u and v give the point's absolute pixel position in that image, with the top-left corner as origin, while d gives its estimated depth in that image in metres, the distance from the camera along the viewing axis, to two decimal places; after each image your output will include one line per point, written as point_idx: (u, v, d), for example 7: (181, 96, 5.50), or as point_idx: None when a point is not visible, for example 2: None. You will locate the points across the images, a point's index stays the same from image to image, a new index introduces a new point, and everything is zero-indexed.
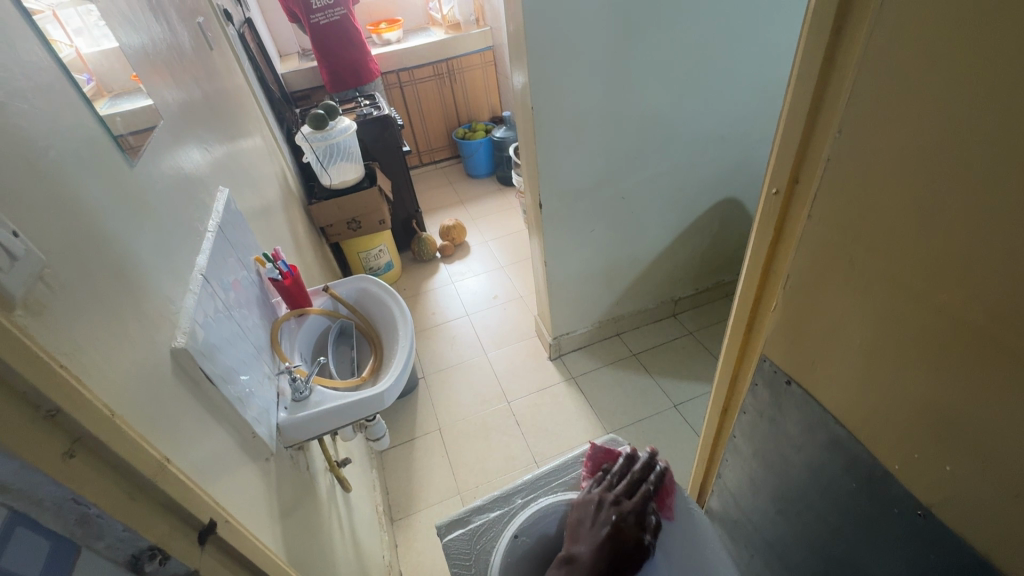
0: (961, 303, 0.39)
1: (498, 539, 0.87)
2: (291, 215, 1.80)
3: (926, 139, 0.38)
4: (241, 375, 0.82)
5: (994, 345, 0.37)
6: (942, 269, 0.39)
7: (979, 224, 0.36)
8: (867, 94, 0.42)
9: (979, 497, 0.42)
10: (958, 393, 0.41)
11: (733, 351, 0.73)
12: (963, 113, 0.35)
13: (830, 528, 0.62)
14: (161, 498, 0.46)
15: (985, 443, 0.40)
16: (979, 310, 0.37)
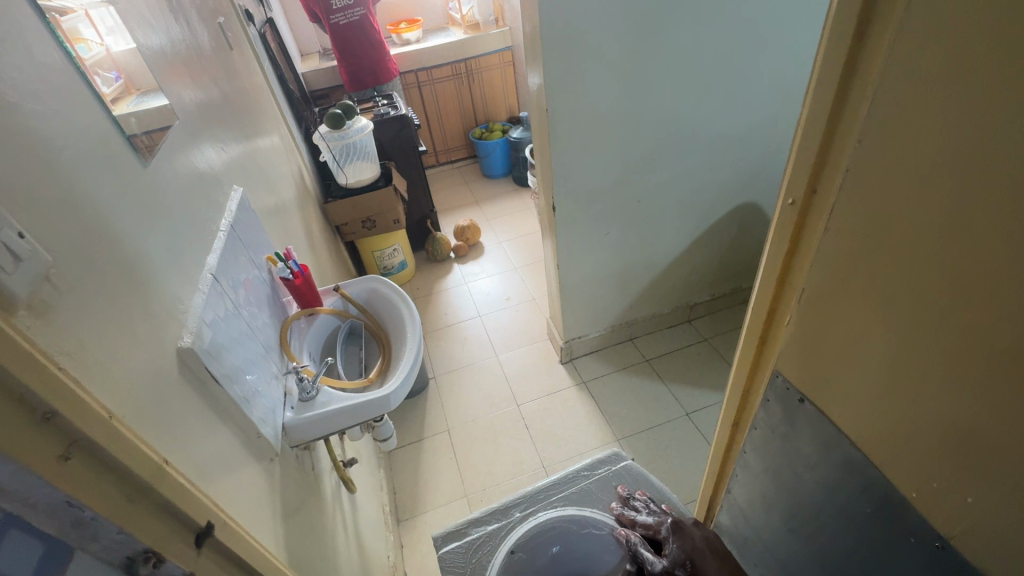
0: (987, 324, 0.36)
1: (494, 553, 0.88)
2: (307, 214, 1.81)
3: (951, 150, 0.36)
4: (248, 375, 0.82)
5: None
6: (967, 288, 0.37)
7: (1007, 240, 0.34)
8: (889, 102, 0.40)
9: (1005, 531, 0.40)
10: (983, 419, 0.39)
11: (745, 365, 0.71)
12: (992, 123, 0.33)
13: (842, 553, 0.59)
14: (158, 500, 0.46)
15: (1008, 474, 0.38)
16: (1007, 333, 0.35)
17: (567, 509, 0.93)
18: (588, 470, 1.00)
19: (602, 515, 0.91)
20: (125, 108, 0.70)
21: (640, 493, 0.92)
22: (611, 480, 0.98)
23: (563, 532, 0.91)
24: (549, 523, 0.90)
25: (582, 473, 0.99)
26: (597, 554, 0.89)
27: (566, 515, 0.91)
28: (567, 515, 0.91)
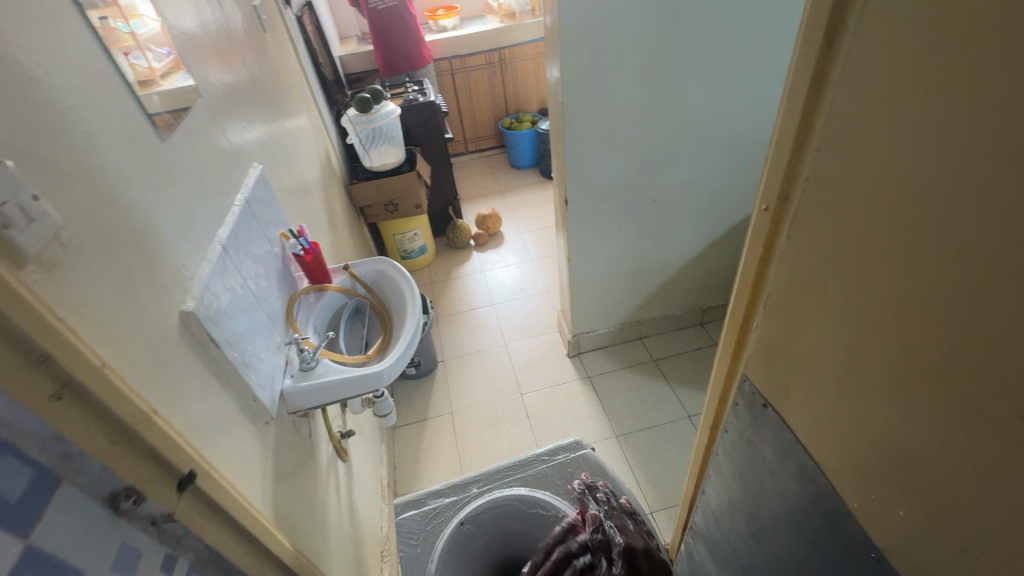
0: (926, 342, 0.37)
1: (445, 524, 0.91)
2: (330, 194, 1.87)
3: (898, 166, 0.37)
4: (250, 342, 0.88)
5: (955, 389, 0.35)
6: (907, 304, 0.38)
7: (944, 259, 0.34)
8: (849, 114, 0.40)
9: (929, 545, 0.41)
10: (918, 435, 0.39)
11: (721, 368, 0.71)
12: (935, 140, 0.33)
13: (795, 560, 0.59)
14: (143, 446, 0.51)
15: (938, 490, 0.38)
16: (940, 349, 0.36)
17: (520, 491, 0.95)
18: (548, 455, 1.02)
19: (551, 499, 0.93)
20: (173, 82, 0.85)
21: (604, 484, 0.94)
22: (569, 468, 0.99)
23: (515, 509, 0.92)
24: (498, 502, 0.92)
25: (542, 456, 1.01)
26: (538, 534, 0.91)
27: (515, 497, 0.93)
28: (519, 495, 0.94)
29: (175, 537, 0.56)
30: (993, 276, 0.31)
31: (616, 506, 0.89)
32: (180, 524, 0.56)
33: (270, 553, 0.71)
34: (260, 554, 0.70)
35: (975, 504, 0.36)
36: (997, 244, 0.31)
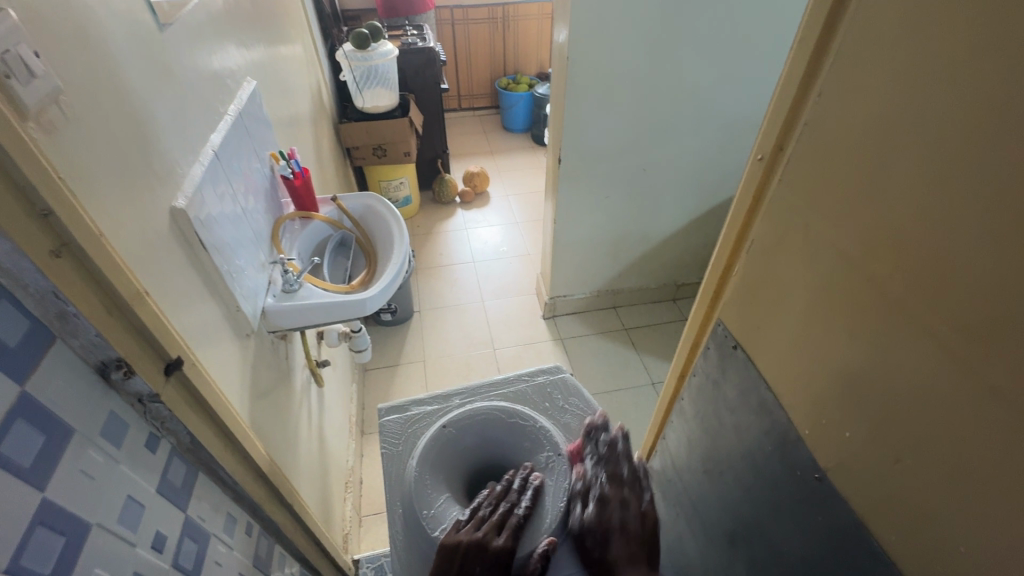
0: (890, 277, 0.43)
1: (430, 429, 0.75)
2: (320, 129, 1.82)
3: (894, 116, 0.41)
4: (236, 253, 0.87)
5: (909, 318, 0.41)
6: (880, 244, 0.44)
7: (918, 202, 0.40)
8: (855, 64, 0.44)
9: (863, 460, 0.48)
10: (871, 361, 0.46)
11: (695, 318, 0.77)
12: (930, 92, 0.38)
13: (742, 488, 0.66)
14: (135, 321, 0.52)
15: (881, 411, 0.45)
16: (902, 283, 0.42)
17: (498, 402, 0.77)
18: (527, 375, 0.83)
19: (531, 412, 0.76)
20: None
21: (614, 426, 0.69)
22: (550, 391, 0.81)
23: (489, 429, 0.74)
24: (474, 411, 0.74)
25: (522, 376, 0.83)
26: (512, 450, 0.73)
27: (494, 405, 0.75)
28: (500, 405, 0.75)
29: (160, 418, 0.57)
30: (958, 216, 0.37)
31: (616, 454, 0.66)
32: (166, 407, 0.56)
33: (248, 456, 0.73)
34: (239, 455, 0.72)
35: (908, 420, 0.43)
36: (966, 187, 0.36)
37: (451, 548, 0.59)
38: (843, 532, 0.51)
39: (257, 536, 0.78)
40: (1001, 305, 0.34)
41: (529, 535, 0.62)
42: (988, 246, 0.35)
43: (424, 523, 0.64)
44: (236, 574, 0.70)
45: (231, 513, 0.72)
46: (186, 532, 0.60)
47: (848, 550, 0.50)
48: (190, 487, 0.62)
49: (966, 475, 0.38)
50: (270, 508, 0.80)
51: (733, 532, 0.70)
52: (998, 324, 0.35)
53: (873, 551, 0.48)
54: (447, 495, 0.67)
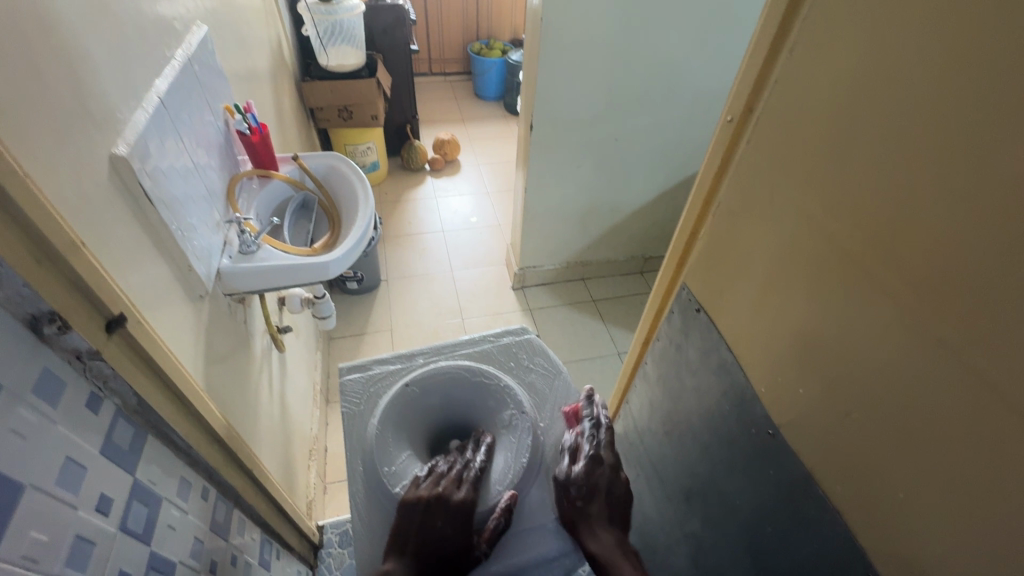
0: (846, 231, 0.47)
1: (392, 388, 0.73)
2: (280, 86, 1.72)
3: (854, 79, 0.45)
4: (187, 209, 0.82)
5: (863, 269, 0.46)
6: (838, 201, 0.48)
7: (874, 160, 0.44)
8: (822, 30, 0.48)
9: (812, 414, 0.52)
10: (824, 313, 0.50)
11: (662, 282, 0.80)
12: (888, 56, 0.42)
13: (702, 448, 0.71)
14: (71, 275, 0.48)
15: (829, 363, 0.50)
16: (857, 236, 0.46)
17: (462, 362, 0.76)
18: (493, 335, 0.82)
19: (496, 371, 0.75)
20: None
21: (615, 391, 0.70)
22: (515, 351, 0.80)
23: (454, 387, 0.73)
24: (437, 370, 0.72)
25: (487, 336, 0.82)
26: (476, 407, 0.73)
27: (459, 364, 0.74)
28: (464, 364, 0.74)
29: (102, 376, 0.54)
30: (913, 173, 0.40)
31: None
32: (108, 365, 0.53)
33: (202, 420, 0.70)
34: (193, 418, 0.69)
35: (854, 368, 0.47)
36: (916, 144, 0.40)
37: (412, 504, 0.58)
38: (794, 485, 0.55)
39: (215, 501, 0.76)
40: (944, 254, 0.38)
41: (488, 488, 0.63)
42: (937, 200, 0.39)
43: (385, 480, 0.63)
44: (191, 538, 0.68)
45: (186, 477, 0.69)
46: (135, 495, 0.58)
47: (799, 501, 0.55)
48: (139, 450, 0.60)
49: (898, 416, 0.43)
50: (228, 473, 0.78)
51: (691, 489, 0.74)
52: (940, 272, 0.39)
53: (821, 500, 0.52)
54: (408, 453, 0.67)
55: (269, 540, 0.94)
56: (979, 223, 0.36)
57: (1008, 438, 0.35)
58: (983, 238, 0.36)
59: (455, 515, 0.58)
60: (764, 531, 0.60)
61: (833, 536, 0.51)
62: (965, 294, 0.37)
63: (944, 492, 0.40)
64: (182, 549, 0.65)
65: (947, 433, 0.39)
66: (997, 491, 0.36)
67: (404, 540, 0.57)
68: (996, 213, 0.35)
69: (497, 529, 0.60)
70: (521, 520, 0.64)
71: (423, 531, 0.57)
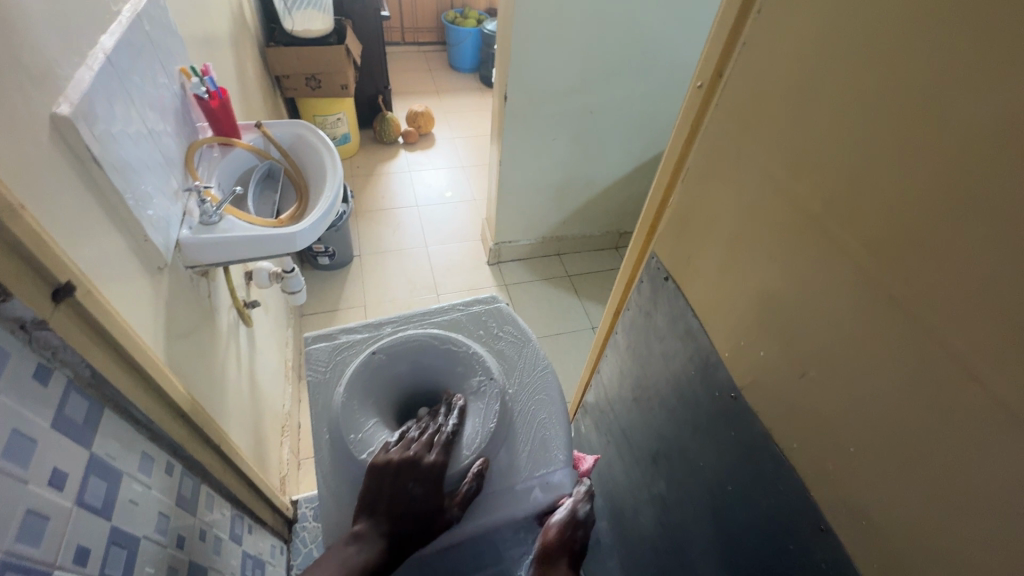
0: (808, 196, 0.48)
1: (359, 355, 0.73)
2: (243, 51, 1.64)
3: (819, 39, 0.45)
4: (141, 176, 0.78)
5: (821, 232, 0.47)
6: (802, 165, 0.48)
7: (837, 121, 0.44)
8: None
9: (772, 375, 0.54)
10: (783, 276, 0.52)
11: (631, 252, 0.81)
12: (854, 16, 0.42)
13: (669, 413, 0.72)
14: (10, 241, 0.46)
15: (788, 325, 0.52)
16: (819, 200, 0.47)
17: (431, 330, 0.75)
18: (462, 304, 0.82)
19: (465, 338, 0.74)
20: None
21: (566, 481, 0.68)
22: (484, 319, 0.80)
23: (422, 355, 0.72)
24: (404, 338, 0.72)
25: (456, 305, 0.81)
26: (445, 375, 0.73)
27: (427, 332, 0.73)
28: (430, 331, 0.74)
29: (49, 347, 0.51)
30: (872, 135, 0.41)
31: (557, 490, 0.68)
32: (56, 335, 0.51)
33: (164, 394, 0.68)
34: (152, 392, 0.67)
35: (810, 329, 0.49)
36: (876, 105, 0.41)
37: (382, 468, 0.58)
38: (753, 444, 0.57)
39: (181, 476, 0.75)
40: (899, 212, 0.40)
41: (458, 452, 0.63)
42: (893, 162, 0.40)
43: (351, 446, 0.62)
44: (156, 513, 0.67)
45: (148, 452, 0.67)
46: (92, 469, 0.56)
47: (757, 459, 0.57)
48: (95, 423, 0.58)
49: (852, 373, 0.45)
50: (192, 447, 0.76)
51: (658, 453, 0.76)
52: (893, 233, 0.40)
53: (778, 458, 0.54)
54: (375, 420, 0.66)
55: (240, 515, 0.94)
56: (929, 184, 0.37)
57: (948, 390, 0.37)
58: (932, 198, 0.37)
59: (425, 476, 0.58)
60: (726, 490, 0.62)
61: (789, 491, 0.53)
62: (914, 254, 0.39)
63: (887, 443, 0.42)
64: (146, 524, 0.64)
65: (892, 388, 0.41)
66: (934, 440, 0.38)
67: (374, 502, 0.58)
68: (946, 173, 0.36)
69: (469, 492, 0.60)
70: (492, 483, 0.64)
71: (393, 492, 0.57)
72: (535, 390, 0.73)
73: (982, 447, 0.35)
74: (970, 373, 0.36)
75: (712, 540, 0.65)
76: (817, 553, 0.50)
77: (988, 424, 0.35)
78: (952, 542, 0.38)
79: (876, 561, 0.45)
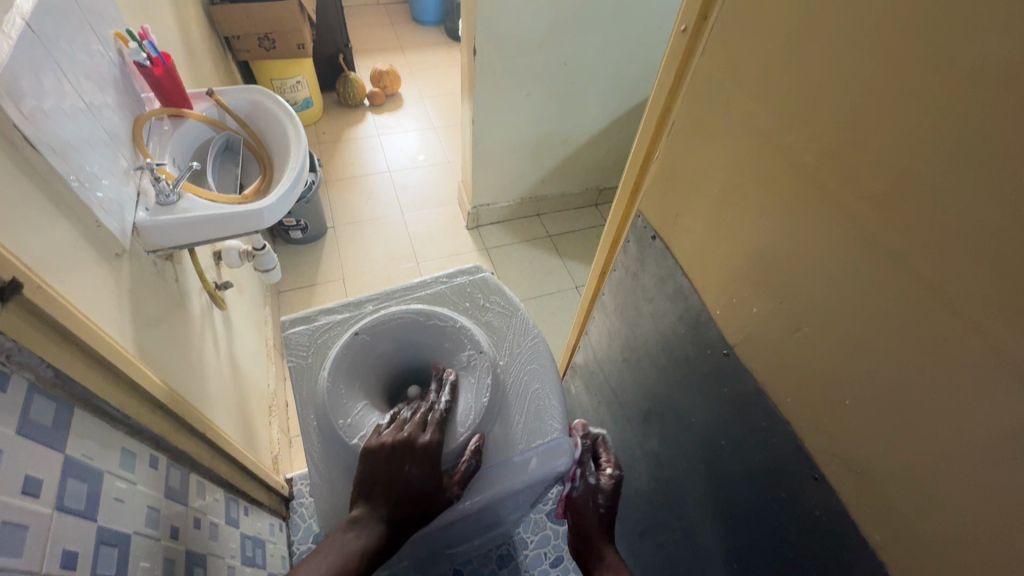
0: (801, 146, 0.46)
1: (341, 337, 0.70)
2: (186, 9, 1.50)
3: None
4: (83, 156, 0.71)
5: (816, 182, 0.45)
6: (795, 114, 0.46)
7: (832, 66, 0.41)
8: None
9: (765, 332, 0.54)
10: (778, 229, 0.50)
11: (616, 212, 0.79)
12: None
13: (660, 372, 0.73)
14: None
15: (782, 279, 0.51)
16: (812, 151, 0.45)
17: (415, 305, 0.73)
18: (445, 277, 0.79)
19: (451, 312, 0.72)
20: None
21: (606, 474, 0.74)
22: (469, 290, 0.78)
23: (407, 332, 0.70)
24: (388, 316, 0.69)
25: (439, 278, 0.79)
26: (432, 350, 0.71)
27: (410, 309, 0.71)
28: (414, 308, 0.71)
29: (3, 351, 0.47)
30: (870, 75, 0.39)
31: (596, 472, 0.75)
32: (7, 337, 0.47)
33: (138, 387, 0.65)
34: (125, 385, 0.64)
35: (805, 282, 0.48)
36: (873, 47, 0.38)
37: (375, 452, 0.57)
38: (746, 399, 0.58)
39: (167, 468, 0.73)
40: (895, 162, 0.38)
41: (452, 430, 0.62)
42: (894, 101, 0.37)
43: (341, 432, 0.61)
44: (145, 507, 0.65)
45: (129, 448, 0.65)
46: (68, 471, 0.53)
47: (751, 414, 0.57)
48: (66, 425, 0.55)
49: (846, 326, 0.45)
50: (176, 438, 0.74)
51: (650, 411, 0.77)
52: (890, 179, 0.39)
53: (772, 412, 0.55)
54: (364, 404, 0.65)
55: (234, 499, 0.93)
56: (932, 126, 0.35)
57: (947, 338, 0.37)
58: (932, 140, 0.35)
59: (419, 459, 0.57)
60: (718, 445, 0.63)
61: (782, 442, 0.54)
62: (915, 200, 0.37)
63: (884, 393, 0.42)
64: (134, 519, 0.62)
65: (887, 337, 0.41)
66: (933, 389, 0.39)
67: (370, 487, 0.56)
68: (950, 112, 0.34)
69: (468, 470, 0.60)
70: (490, 458, 0.63)
71: (389, 477, 0.56)
72: (526, 360, 0.72)
73: (982, 395, 0.35)
74: (970, 325, 0.35)
75: (708, 492, 0.67)
76: (812, 500, 0.51)
77: (987, 372, 0.35)
78: (948, 486, 0.39)
79: (869, 504, 0.46)
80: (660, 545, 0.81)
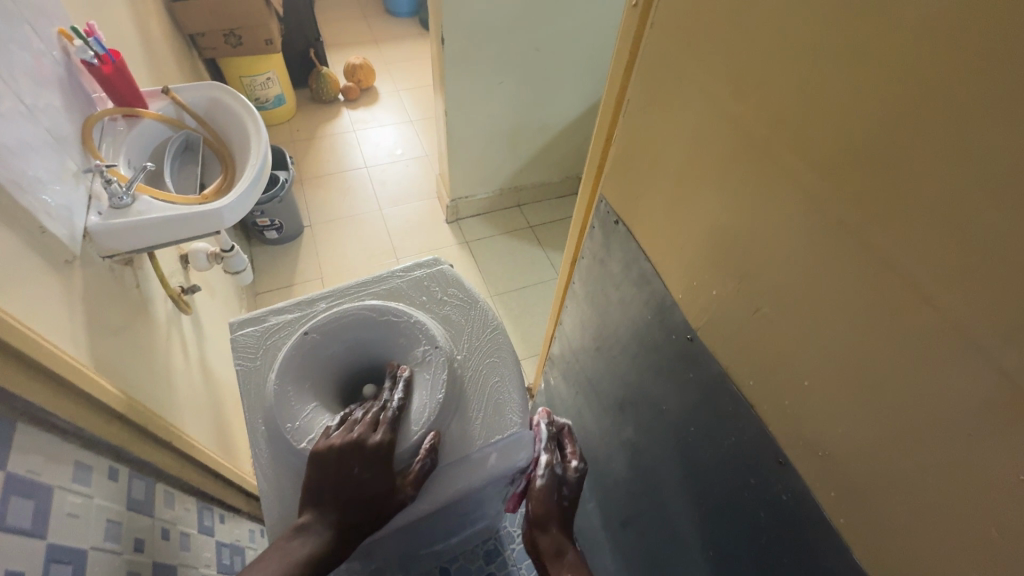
0: (753, 121, 0.44)
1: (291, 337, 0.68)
2: (144, 6, 1.45)
3: None
4: (24, 161, 0.68)
5: (768, 158, 0.44)
6: (745, 88, 0.44)
7: (781, 35, 0.40)
8: None
9: (726, 315, 0.53)
10: (735, 208, 0.49)
11: (581, 198, 0.78)
12: None
13: (630, 359, 0.71)
14: None
15: (743, 260, 0.49)
16: (762, 124, 0.43)
17: (369, 301, 0.70)
18: (402, 270, 0.77)
19: (406, 307, 0.70)
20: None
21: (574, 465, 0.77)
22: (427, 284, 0.76)
23: (360, 330, 0.68)
24: (338, 314, 0.67)
25: (396, 272, 0.77)
26: (388, 347, 0.69)
27: (363, 305, 0.69)
28: (367, 304, 0.69)
29: None
30: (816, 45, 0.37)
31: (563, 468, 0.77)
32: None
33: (90, 398, 0.63)
34: (75, 397, 0.61)
35: (765, 263, 0.47)
36: (822, 14, 0.36)
37: (323, 455, 0.55)
38: (713, 384, 0.57)
39: (129, 479, 0.70)
40: (843, 133, 0.37)
41: (406, 428, 0.60)
42: (839, 71, 0.36)
43: (289, 436, 0.59)
44: (103, 522, 0.63)
45: (83, 461, 0.62)
46: (10, 490, 0.51)
47: (718, 399, 0.56)
48: (7, 442, 0.52)
49: (804, 305, 0.44)
50: (137, 448, 0.72)
51: (624, 399, 0.76)
52: (842, 151, 0.37)
53: (736, 396, 0.54)
54: (314, 406, 0.63)
55: (208, 507, 0.90)
56: (886, 94, 0.33)
57: (902, 314, 0.36)
58: (884, 108, 0.34)
59: (368, 461, 0.55)
60: (688, 431, 0.62)
61: (748, 427, 0.53)
62: (867, 173, 0.36)
63: (844, 374, 0.41)
64: (91, 535, 0.60)
65: (845, 317, 0.40)
66: (890, 369, 0.38)
67: (319, 492, 0.55)
68: (903, 77, 0.32)
69: (422, 470, 0.58)
70: (446, 456, 0.62)
71: (337, 481, 0.54)
72: (485, 353, 0.70)
73: (937, 372, 0.34)
74: (921, 298, 0.34)
75: (681, 479, 0.66)
76: (780, 485, 0.51)
77: (946, 349, 0.34)
78: (909, 468, 0.38)
79: (833, 486, 0.45)
80: (640, 535, 0.80)
